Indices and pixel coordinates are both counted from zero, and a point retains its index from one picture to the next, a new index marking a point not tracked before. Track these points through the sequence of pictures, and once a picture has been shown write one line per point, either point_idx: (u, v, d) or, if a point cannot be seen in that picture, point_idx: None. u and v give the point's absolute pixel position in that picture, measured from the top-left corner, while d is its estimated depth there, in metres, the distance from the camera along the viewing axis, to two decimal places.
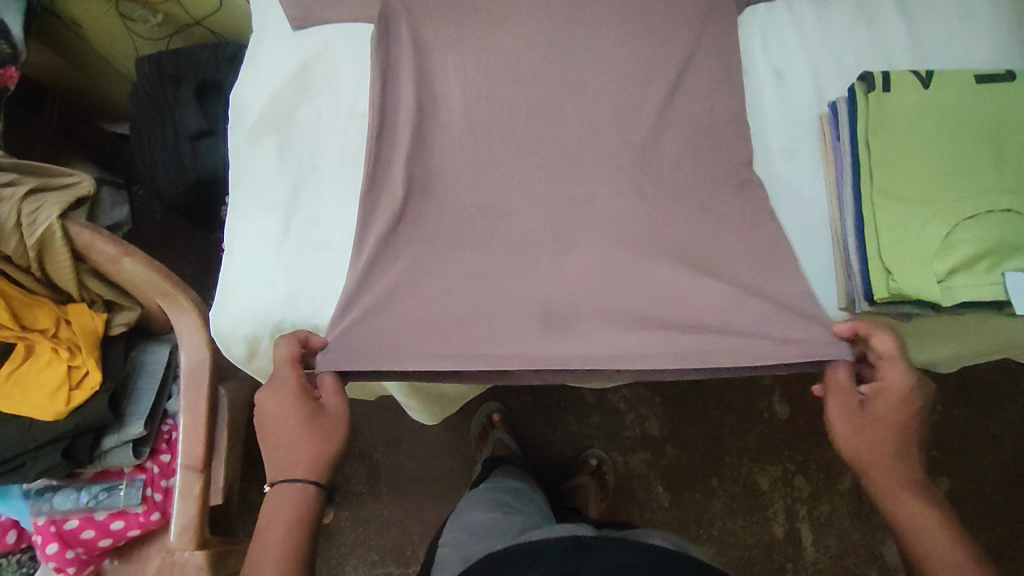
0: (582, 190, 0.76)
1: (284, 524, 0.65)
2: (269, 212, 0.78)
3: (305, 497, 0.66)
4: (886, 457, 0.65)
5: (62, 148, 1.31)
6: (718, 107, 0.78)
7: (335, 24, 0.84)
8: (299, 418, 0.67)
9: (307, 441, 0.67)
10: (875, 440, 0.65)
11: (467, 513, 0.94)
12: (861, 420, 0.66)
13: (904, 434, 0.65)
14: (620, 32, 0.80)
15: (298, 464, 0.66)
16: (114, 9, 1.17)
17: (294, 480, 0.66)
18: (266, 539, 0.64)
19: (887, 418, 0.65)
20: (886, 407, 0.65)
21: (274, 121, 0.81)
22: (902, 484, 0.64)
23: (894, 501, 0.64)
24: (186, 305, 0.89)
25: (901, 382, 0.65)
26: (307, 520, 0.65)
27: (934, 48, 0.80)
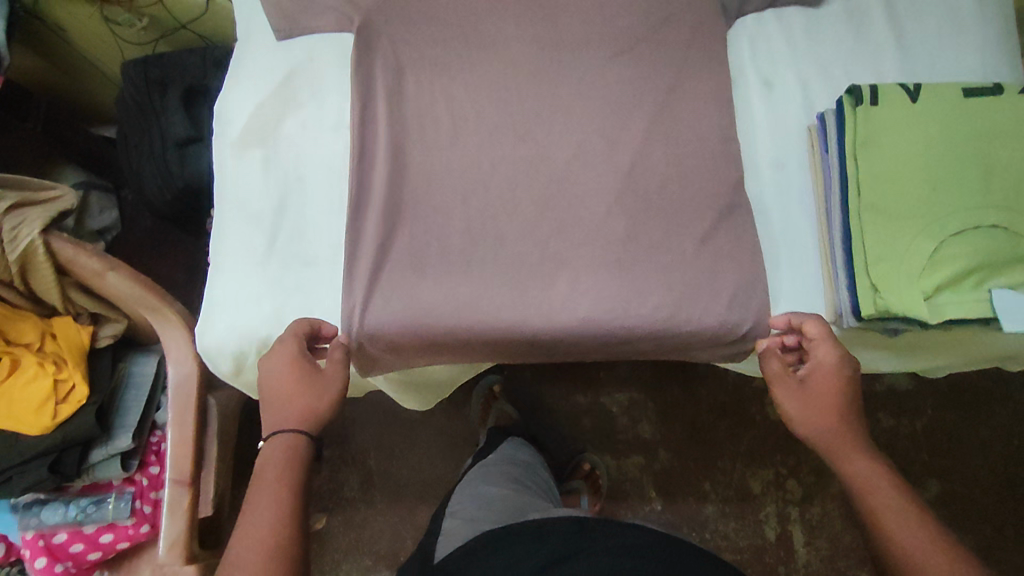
0: (571, 207, 0.76)
1: (275, 483, 0.62)
2: (254, 226, 0.77)
3: (298, 456, 0.65)
4: (837, 432, 0.65)
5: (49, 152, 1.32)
6: (707, 119, 0.78)
7: (319, 33, 0.83)
8: (290, 377, 0.68)
9: (299, 399, 0.67)
10: (819, 414, 0.66)
11: (481, 482, 0.99)
12: (802, 399, 0.67)
13: (846, 406, 0.66)
14: (607, 51, 0.80)
15: (287, 421, 0.66)
16: (99, 12, 1.19)
17: (285, 435, 0.66)
18: (256, 499, 0.61)
19: (826, 391, 0.66)
20: (823, 383, 0.66)
21: (259, 133, 0.80)
22: (851, 453, 0.63)
23: (849, 472, 0.63)
24: (173, 319, 0.89)
25: (831, 358, 0.67)
26: (297, 478, 0.63)
27: (924, 61, 0.79)
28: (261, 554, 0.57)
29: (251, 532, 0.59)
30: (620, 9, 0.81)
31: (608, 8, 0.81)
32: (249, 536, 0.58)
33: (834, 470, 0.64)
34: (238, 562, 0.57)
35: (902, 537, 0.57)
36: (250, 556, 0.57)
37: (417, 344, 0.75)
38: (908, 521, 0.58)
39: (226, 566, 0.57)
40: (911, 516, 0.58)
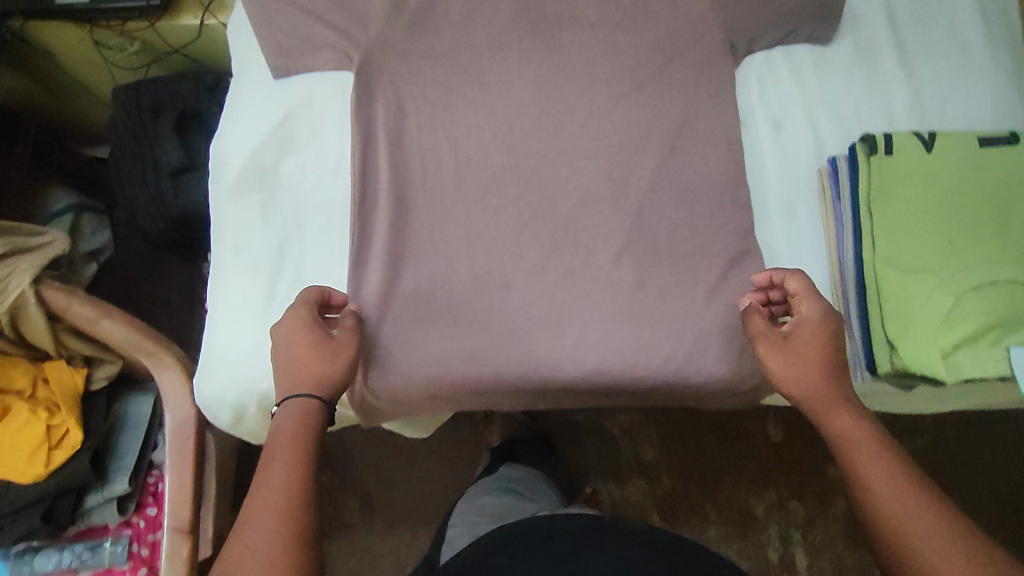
0: (578, 254, 0.75)
1: (289, 448, 0.61)
2: (252, 274, 0.75)
3: (312, 419, 0.63)
4: (822, 390, 0.64)
5: (40, 174, 1.29)
6: (715, 162, 0.77)
7: (317, 72, 0.81)
8: (303, 340, 0.66)
9: (312, 361, 0.66)
10: (806, 372, 0.64)
11: (479, 498, 0.99)
12: (787, 358, 0.65)
13: (831, 360, 0.65)
14: (612, 90, 0.79)
15: (302, 384, 0.65)
16: (89, 36, 1.16)
17: (298, 399, 0.64)
18: (271, 462, 0.60)
19: (811, 345, 0.65)
20: (807, 337, 0.66)
21: (257, 177, 0.78)
22: (836, 409, 0.63)
23: (835, 431, 0.62)
24: (170, 362, 0.87)
25: (815, 312, 0.66)
26: (312, 441, 0.62)
27: (935, 102, 0.78)
28: (277, 516, 0.56)
29: (266, 494, 0.57)
30: (625, 47, 0.79)
31: (614, 47, 0.79)
32: (264, 497, 0.57)
33: (819, 426, 0.64)
34: (252, 523, 0.56)
35: (886, 499, 0.57)
36: (266, 516, 0.56)
37: (423, 396, 0.74)
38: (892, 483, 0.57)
39: (241, 525, 0.56)
40: (898, 477, 0.57)
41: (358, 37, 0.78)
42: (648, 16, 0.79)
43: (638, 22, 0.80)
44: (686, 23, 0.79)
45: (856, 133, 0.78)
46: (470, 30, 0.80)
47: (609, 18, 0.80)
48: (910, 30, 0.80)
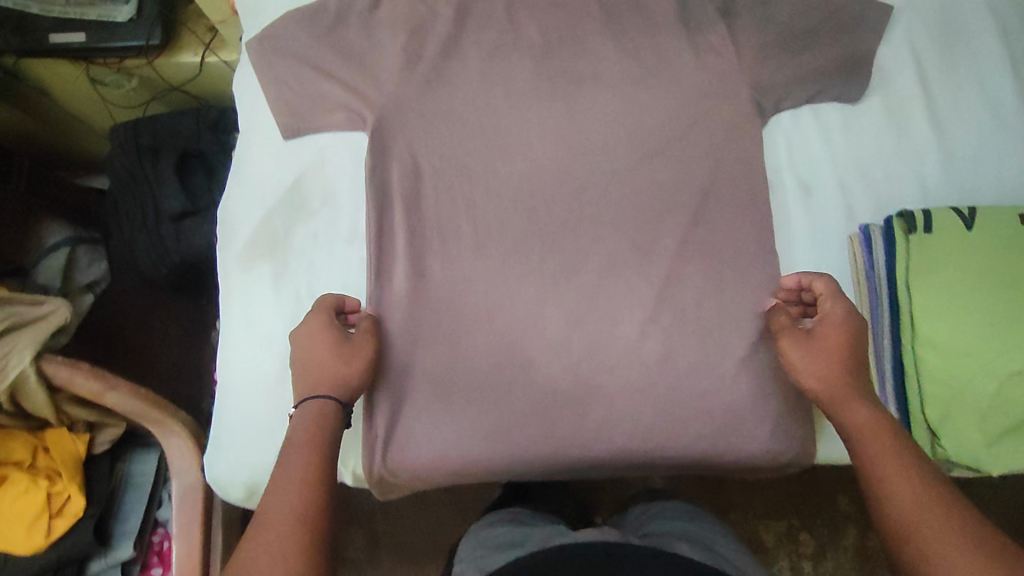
0: (603, 325, 0.73)
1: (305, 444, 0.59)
2: (266, 348, 0.73)
3: (327, 420, 0.61)
4: (843, 382, 0.62)
5: (36, 208, 1.22)
6: (742, 229, 0.74)
7: (329, 131, 0.77)
8: (321, 342, 0.66)
9: (330, 362, 0.65)
10: (827, 363, 0.63)
11: (481, 532, 0.81)
12: (809, 349, 0.65)
13: (854, 358, 0.64)
14: (636, 150, 0.76)
15: (319, 386, 0.64)
16: (85, 74, 1.12)
17: (314, 400, 0.62)
18: (285, 463, 0.57)
19: (834, 342, 0.65)
20: (830, 334, 0.65)
21: (267, 245, 0.74)
22: (854, 403, 0.61)
23: (848, 423, 0.61)
24: (177, 430, 0.84)
25: (838, 311, 0.66)
26: (328, 438, 0.60)
27: (965, 168, 0.76)
28: (293, 518, 0.53)
29: (282, 495, 0.54)
30: (649, 106, 0.77)
31: (637, 106, 0.77)
32: (280, 499, 0.54)
33: (837, 421, 0.62)
34: (268, 525, 0.52)
35: (896, 490, 0.54)
36: (280, 519, 0.52)
37: (444, 473, 0.72)
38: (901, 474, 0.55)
39: (255, 529, 0.52)
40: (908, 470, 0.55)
41: (372, 98, 0.76)
42: (671, 75, 0.77)
43: (661, 80, 0.77)
44: (711, 83, 0.77)
45: (886, 198, 0.76)
46: (487, 87, 0.77)
47: (632, 76, 0.77)
48: (941, 89, 0.78)
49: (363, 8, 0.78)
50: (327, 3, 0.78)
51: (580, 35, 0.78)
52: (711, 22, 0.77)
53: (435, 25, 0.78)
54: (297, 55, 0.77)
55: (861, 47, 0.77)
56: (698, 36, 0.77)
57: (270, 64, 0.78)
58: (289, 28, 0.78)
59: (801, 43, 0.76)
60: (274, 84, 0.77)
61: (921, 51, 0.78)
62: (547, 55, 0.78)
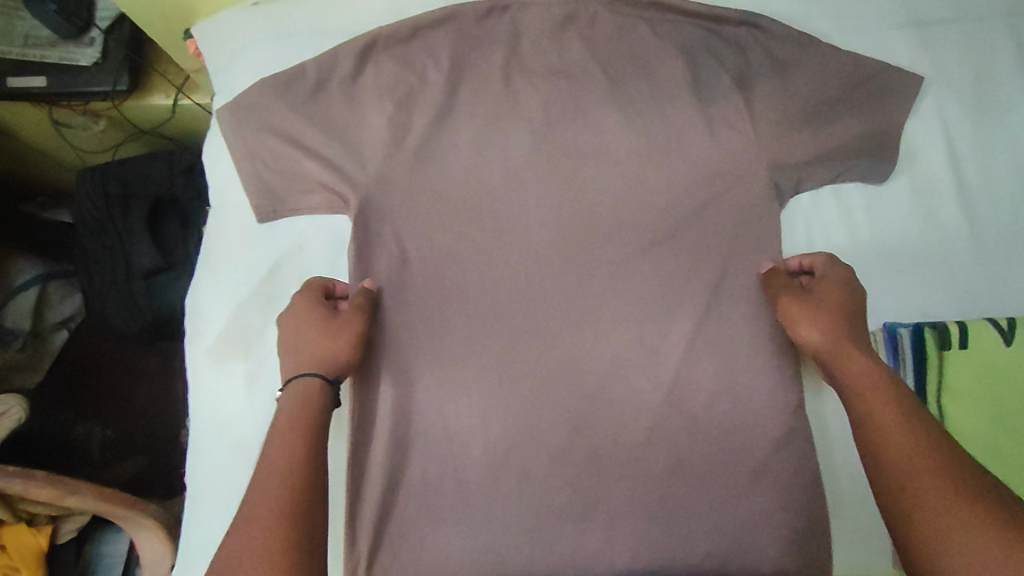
0: (607, 430, 0.67)
1: (286, 427, 0.56)
2: (239, 456, 0.68)
3: (316, 402, 0.58)
4: (844, 334, 0.60)
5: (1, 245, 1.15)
6: (756, 323, 0.68)
7: (308, 214, 0.71)
8: (308, 319, 0.62)
9: (314, 338, 0.61)
10: (827, 317, 0.61)
11: None
12: (810, 303, 0.62)
13: (853, 318, 0.61)
14: (643, 235, 0.70)
15: (302, 365, 0.60)
16: (48, 116, 1.04)
17: (302, 381, 0.59)
18: (271, 453, 0.54)
19: (834, 299, 0.62)
20: (830, 292, 0.63)
21: (241, 341, 0.70)
22: (854, 355, 0.58)
23: (847, 378, 0.58)
24: (147, 522, 0.79)
25: (839, 273, 0.64)
26: (312, 422, 0.57)
27: (999, 258, 0.70)
28: (277, 510, 0.50)
29: (267, 488, 0.52)
30: (658, 187, 0.71)
31: (645, 185, 0.71)
32: (264, 492, 0.51)
33: (838, 379, 0.58)
34: (253, 518, 0.50)
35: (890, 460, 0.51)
36: (263, 513, 0.50)
37: None
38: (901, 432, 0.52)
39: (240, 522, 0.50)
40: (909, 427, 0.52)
41: (355, 177, 0.69)
42: (682, 150, 0.70)
43: (671, 156, 0.71)
44: (727, 159, 0.70)
45: (916, 291, 0.69)
46: (481, 165, 0.71)
47: (639, 151, 0.71)
48: (971, 169, 0.72)
49: (344, 75, 0.71)
50: (305, 67, 0.71)
51: (583, 105, 0.71)
52: (726, 91, 0.70)
53: (424, 94, 0.71)
54: (270, 126, 0.70)
55: (888, 123, 0.71)
56: (712, 106, 0.70)
57: (243, 136, 0.71)
58: (262, 96, 0.71)
59: (823, 117, 0.70)
60: (248, 159, 0.71)
61: (953, 126, 0.73)
62: (547, 127, 0.71)
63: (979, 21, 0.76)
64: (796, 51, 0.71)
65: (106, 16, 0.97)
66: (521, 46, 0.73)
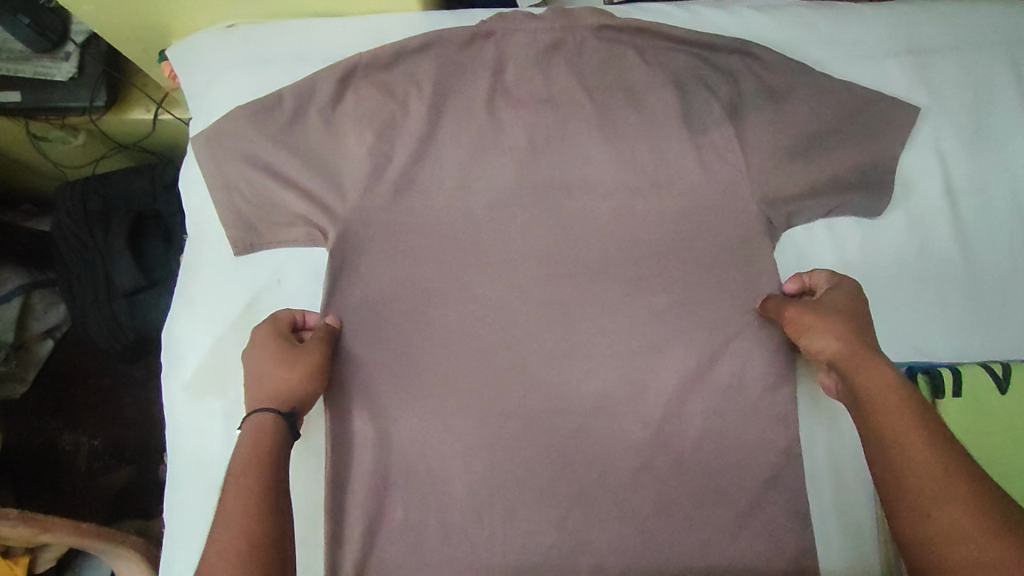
0: (593, 472, 0.65)
1: (242, 463, 0.53)
2: (217, 497, 0.66)
3: (272, 440, 0.55)
4: (861, 338, 0.56)
5: None
6: (748, 360, 0.66)
7: (286, 247, 0.70)
8: (265, 352, 0.60)
9: (270, 372, 0.59)
10: (840, 325, 0.58)
11: None
12: (824, 309, 0.59)
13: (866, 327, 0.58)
14: (631, 269, 0.68)
15: (259, 400, 0.58)
16: (24, 129, 1.00)
17: (255, 420, 0.56)
18: (230, 496, 0.51)
19: (847, 306, 0.59)
20: (842, 299, 0.60)
21: (219, 378, 0.68)
22: (874, 360, 0.55)
23: (869, 393, 0.53)
24: (126, 555, 0.77)
25: (849, 283, 0.62)
26: (269, 458, 0.54)
27: (994, 294, 0.68)
28: (234, 560, 0.47)
29: (228, 533, 0.49)
30: (646, 220, 0.69)
31: (633, 217, 0.69)
32: (224, 537, 0.49)
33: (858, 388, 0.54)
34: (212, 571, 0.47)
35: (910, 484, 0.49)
36: (222, 564, 0.47)
37: None
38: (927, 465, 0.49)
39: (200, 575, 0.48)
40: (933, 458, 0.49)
41: (335, 210, 0.66)
42: (672, 182, 0.69)
43: (659, 188, 0.69)
44: (718, 191, 0.68)
45: (912, 328, 0.67)
46: (465, 197, 0.69)
47: (627, 183, 0.69)
48: (967, 202, 0.71)
49: (323, 102, 0.68)
50: (283, 95, 0.69)
51: (570, 135, 0.70)
52: (717, 121, 0.68)
53: (406, 123, 0.69)
54: (247, 155, 0.68)
55: (883, 154, 0.69)
56: (702, 137, 0.68)
57: (219, 165, 0.68)
58: (238, 123, 0.68)
59: (816, 148, 0.68)
60: (224, 189, 0.68)
61: (949, 158, 0.71)
62: (533, 158, 0.69)
63: (976, 49, 0.74)
64: (789, 80, 0.69)
65: (81, 30, 0.94)
66: (505, 74, 0.71)
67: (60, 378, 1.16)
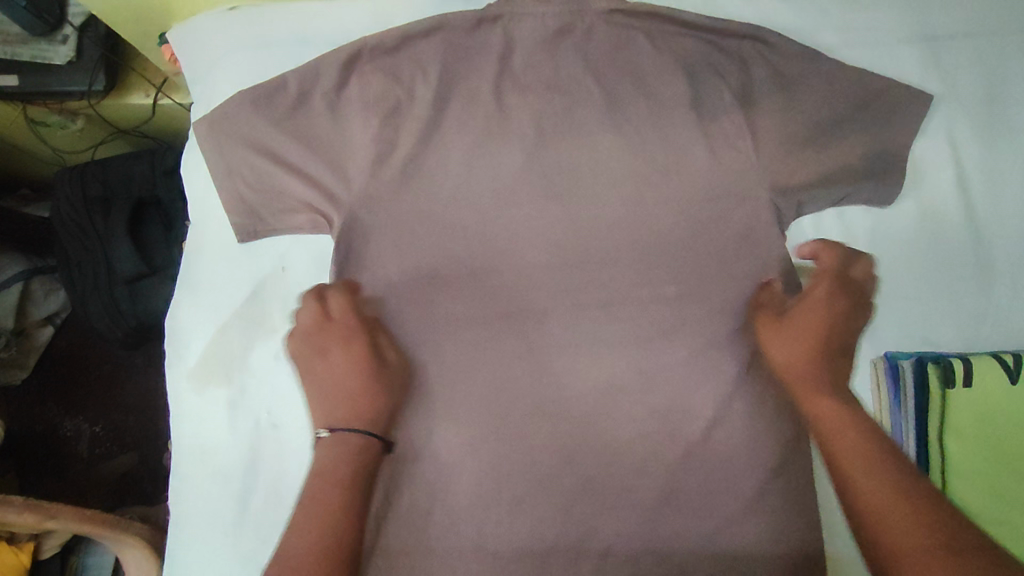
0: (601, 460, 0.65)
1: (338, 481, 0.55)
2: (222, 485, 0.66)
3: (363, 455, 0.57)
4: (802, 364, 0.60)
5: None
6: (755, 350, 0.66)
7: (291, 234, 0.69)
8: (360, 366, 0.61)
9: (367, 392, 0.60)
10: (800, 342, 0.61)
11: None
12: (779, 329, 0.63)
13: (825, 342, 0.60)
14: (640, 258, 0.68)
15: (357, 417, 0.59)
16: (22, 115, 0.99)
17: (348, 434, 0.58)
18: (314, 507, 0.53)
19: (810, 321, 0.61)
20: (807, 308, 0.62)
21: (224, 366, 0.68)
22: (815, 393, 0.58)
23: (817, 416, 0.57)
24: (133, 543, 0.77)
25: (823, 286, 0.62)
26: (362, 482, 0.56)
27: (1004, 283, 0.68)
28: (313, 566, 0.50)
29: (310, 539, 0.51)
30: (655, 209, 0.68)
31: (642, 206, 0.68)
32: (306, 542, 0.51)
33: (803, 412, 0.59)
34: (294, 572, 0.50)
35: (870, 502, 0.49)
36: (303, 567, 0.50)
37: None
38: (885, 495, 0.48)
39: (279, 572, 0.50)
40: (878, 481, 0.49)
41: (341, 198, 0.66)
42: (682, 170, 0.68)
43: (669, 176, 0.68)
44: (728, 179, 0.67)
45: (918, 316, 0.67)
46: (472, 184, 0.68)
47: (636, 171, 0.68)
48: (980, 191, 0.70)
49: (328, 86, 0.67)
50: (286, 80, 0.67)
51: (578, 121, 0.69)
52: (728, 109, 0.67)
53: (412, 109, 0.68)
54: (249, 140, 0.67)
55: (893, 142, 0.68)
56: (712, 124, 0.68)
57: (221, 151, 0.67)
58: (240, 108, 0.67)
59: (828, 136, 0.67)
60: (227, 176, 0.67)
61: (961, 146, 0.71)
62: (540, 144, 0.68)
63: (990, 35, 0.74)
64: (801, 66, 0.68)
65: (78, 13, 0.93)
66: (513, 59, 0.69)
67: (62, 365, 1.16)
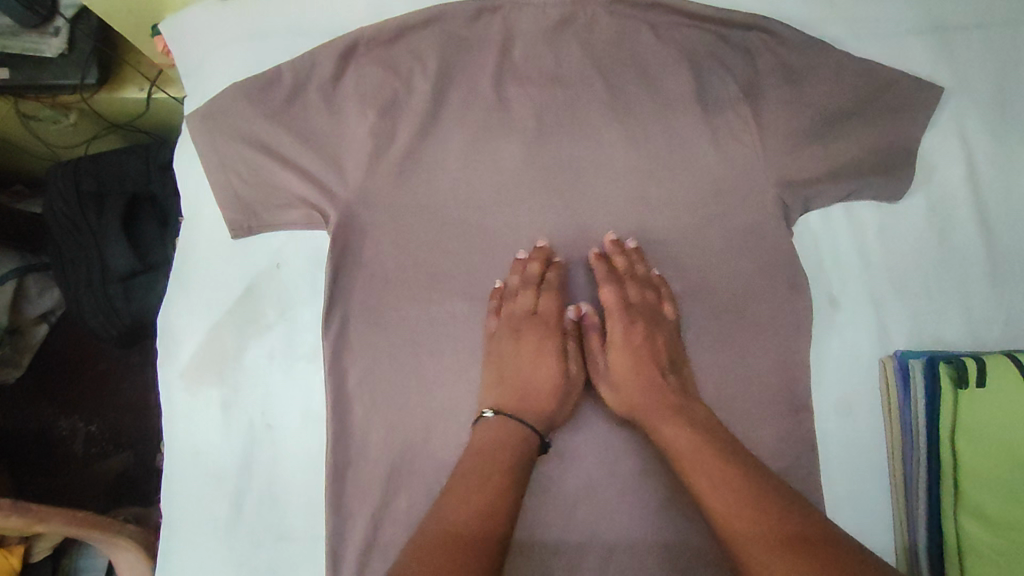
0: (604, 462, 0.63)
1: (499, 463, 0.55)
2: (214, 487, 0.64)
3: (522, 447, 0.57)
4: (636, 403, 0.60)
5: None
6: (761, 349, 0.64)
7: (285, 230, 0.68)
8: (546, 363, 0.62)
9: (545, 390, 0.62)
10: (623, 382, 0.61)
11: None
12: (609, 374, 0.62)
13: (644, 376, 0.61)
14: (644, 255, 0.66)
15: (525, 410, 0.60)
16: (14, 109, 0.97)
17: (516, 421, 0.59)
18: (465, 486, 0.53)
19: (626, 360, 0.62)
20: (626, 349, 0.62)
21: (217, 365, 0.66)
22: (659, 427, 0.58)
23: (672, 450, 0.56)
24: (124, 545, 0.75)
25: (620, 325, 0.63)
26: (520, 470, 0.56)
27: (1015, 281, 0.66)
28: (470, 536, 0.49)
29: (459, 507, 0.52)
30: (659, 203, 0.66)
31: (646, 201, 0.66)
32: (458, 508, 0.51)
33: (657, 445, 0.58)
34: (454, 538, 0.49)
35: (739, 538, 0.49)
36: (465, 535, 0.49)
37: None
38: (754, 534, 0.48)
39: (438, 536, 0.50)
40: (755, 514, 0.49)
41: (337, 192, 0.64)
42: (687, 164, 0.66)
43: (674, 170, 0.66)
44: (734, 174, 0.65)
45: (927, 314, 0.66)
46: (473, 178, 0.66)
47: (640, 165, 0.66)
48: (991, 187, 0.68)
49: (324, 79, 0.66)
50: (281, 72, 0.66)
51: (581, 113, 0.67)
52: (732, 101, 0.66)
53: (410, 101, 0.66)
54: (243, 134, 0.65)
55: (903, 136, 0.67)
56: (717, 117, 0.66)
57: (214, 145, 0.66)
58: (234, 101, 0.65)
59: (837, 129, 0.66)
60: (220, 170, 0.66)
61: (971, 140, 0.69)
62: (542, 138, 0.67)
63: (1001, 27, 0.72)
64: (808, 59, 0.67)
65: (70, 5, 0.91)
66: (513, 51, 0.68)
67: (54, 364, 1.14)
